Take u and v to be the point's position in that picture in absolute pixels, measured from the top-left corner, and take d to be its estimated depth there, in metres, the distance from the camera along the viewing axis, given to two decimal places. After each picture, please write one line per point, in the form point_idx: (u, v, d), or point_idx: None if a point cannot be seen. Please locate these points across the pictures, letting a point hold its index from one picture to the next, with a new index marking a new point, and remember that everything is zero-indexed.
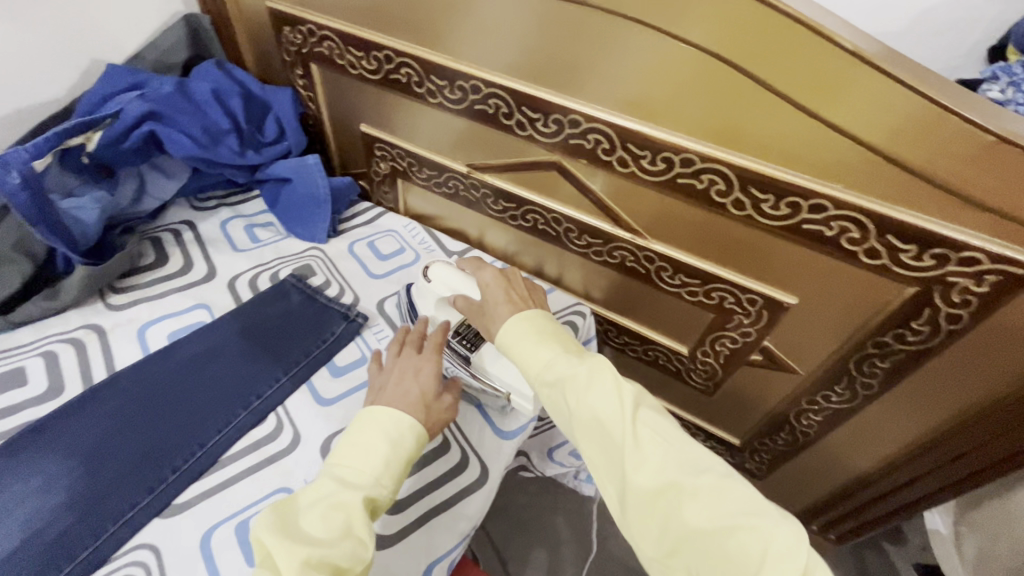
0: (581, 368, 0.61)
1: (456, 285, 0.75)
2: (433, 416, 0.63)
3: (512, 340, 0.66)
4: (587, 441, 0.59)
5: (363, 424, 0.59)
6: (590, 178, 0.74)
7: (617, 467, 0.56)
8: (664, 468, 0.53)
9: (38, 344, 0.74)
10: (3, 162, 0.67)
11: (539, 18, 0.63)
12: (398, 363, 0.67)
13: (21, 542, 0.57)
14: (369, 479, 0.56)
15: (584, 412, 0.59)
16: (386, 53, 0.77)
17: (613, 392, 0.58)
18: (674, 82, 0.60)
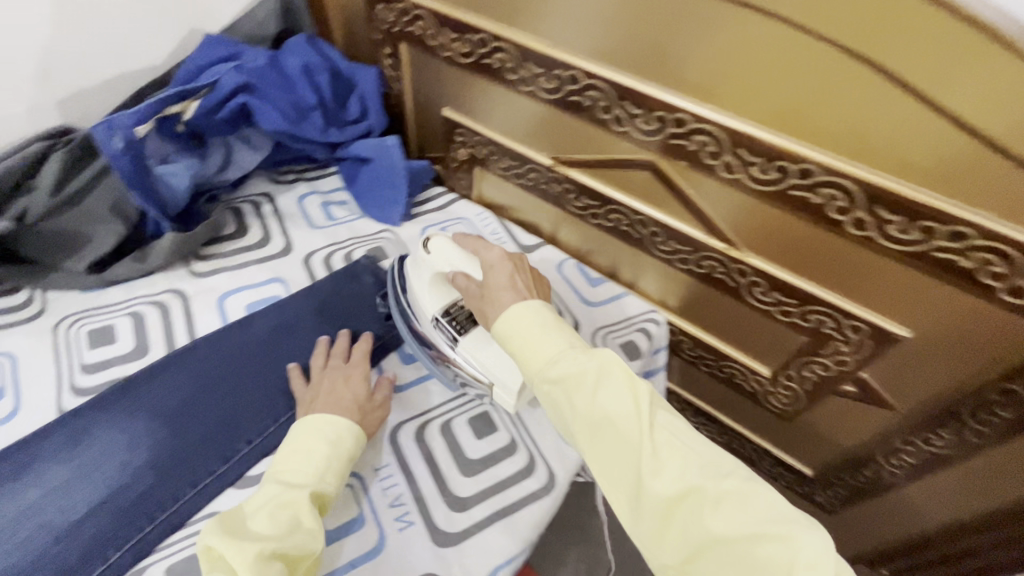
0: (590, 364, 0.53)
1: (455, 262, 0.69)
2: (370, 417, 0.65)
3: (511, 330, 0.58)
4: (596, 446, 0.52)
5: (299, 433, 0.60)
6: (688, 183, 0.69)
7: (631, 473, 0.49)
8: (684, 472, 0.47)
9: (126, 304, 0.77)
10: (109, 125, 0.70)
11: (653, 7, 0.60)
12: (324, 377, 0.68)
13: (106, 497, 0.59)
14: (312, 477, 0.56)
15: (594, 414, 0.51)
16: (481, 36, 0.74)
17: (628, 391, 0.51)
18: (800, 82, 0.55)
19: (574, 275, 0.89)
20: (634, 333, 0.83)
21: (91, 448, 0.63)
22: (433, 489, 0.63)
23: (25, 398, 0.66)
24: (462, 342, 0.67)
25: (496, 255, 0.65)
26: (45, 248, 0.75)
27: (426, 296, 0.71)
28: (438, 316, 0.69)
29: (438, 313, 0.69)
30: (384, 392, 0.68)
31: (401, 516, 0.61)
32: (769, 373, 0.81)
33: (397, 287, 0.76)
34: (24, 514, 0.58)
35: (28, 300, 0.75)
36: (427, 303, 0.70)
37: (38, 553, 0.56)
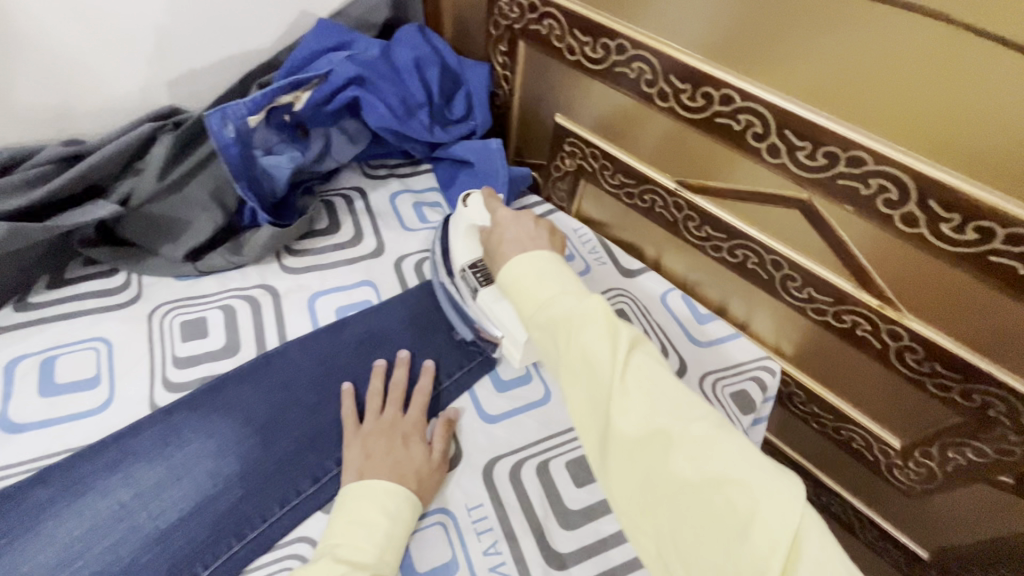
0: (572, 302, 0.48)
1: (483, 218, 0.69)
2: (428, 480, 0.59)
3: (508, 270, 0.54)
4: (570, 385, 0.47)
5: (354, 501, 0.55)
6: (848, 228, 0.60)
7: (600, 412, 0.45)
8: (653, 413, 0.42)
9: (218, 297, 0.74)
10: (223, 113, 0.69)
11: (844, 22, 0.51)
12: (377, 425, 0.62)
13: (195, 506, 0.57)
14: (372, 555, 0.51)
15: (570, 352, 0.47)
16: (620, 42, 0.68)
17: (606, 331, 0.46)
18: (1000, 124, 0.47)
19: (679, 307, 0.81)
20: (747, 382, 0.75)
21: (182, 450, 0.60)
22: (530, 540, 0.58)
23: (118, 389, 0.64)
24: (480, 293, 0.67)
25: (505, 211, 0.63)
26: (144, 232, 0.73)
27: (456, 247, 0.72)
28: (465, 267, 0.71)
29: (466, 263, 0.70)
30: (442, 446, 0.62)
31: (495, 566, 0.56)
32: (900, 446, 0.72)
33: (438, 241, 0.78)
34: (114, 515, 0.56)
35: (125, 283, 0.73)
36: (458, 252, 0.72)
37: (127, 559, 0.53)
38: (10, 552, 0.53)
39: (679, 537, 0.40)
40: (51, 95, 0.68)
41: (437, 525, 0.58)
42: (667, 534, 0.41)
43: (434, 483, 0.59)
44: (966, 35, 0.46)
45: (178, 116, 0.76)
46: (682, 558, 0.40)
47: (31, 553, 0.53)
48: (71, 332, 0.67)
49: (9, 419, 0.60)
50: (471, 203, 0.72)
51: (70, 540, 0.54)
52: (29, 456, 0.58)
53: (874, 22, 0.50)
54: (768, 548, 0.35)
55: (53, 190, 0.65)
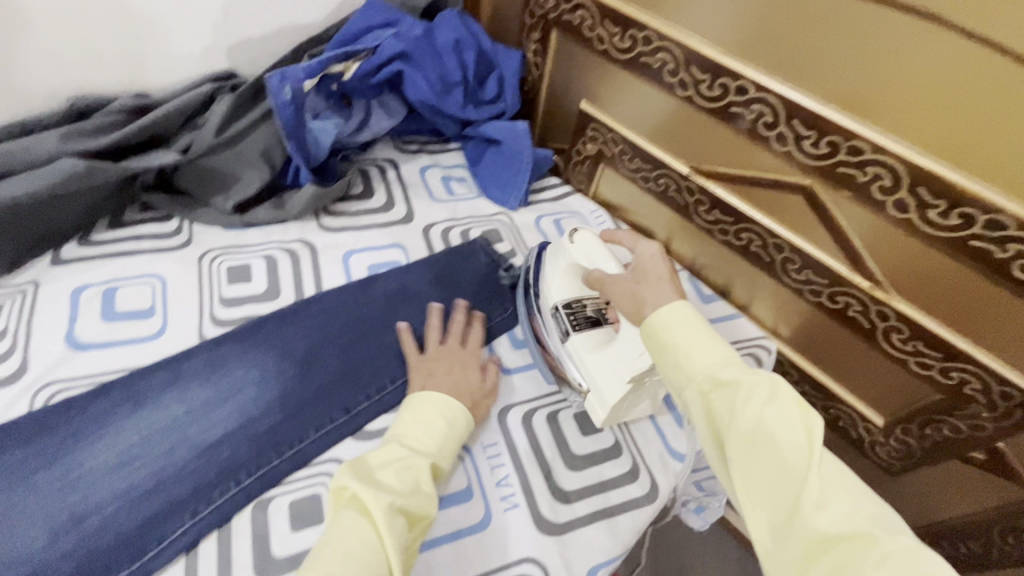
0: (758, 379, 0.50)
1: (595, 257, 0.69)
2: (481, 403, 0.66)
3: (673, 330, 0.55)
4: (746, 461, 0.48)
5: (421, 405, 0.62)
6: (845, 214, 0.66)
7: (786, 497, 0.45)
8: (851, 514, 0.43)
9: (262, 247, 0.80)
10: (282, 76, 0.76)
11: (851, 24, 0.57)
12: (439, 352, 0.70)
13: (240, 425, 0.63)
14: (432, 447, 0.59)
15: (755, 428, 0.48)
16: (646, 34, 0.74)
17: (798, 419, 0.47)
18: (981, 119, 0.53)
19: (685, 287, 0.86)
20: (745, 356, 0.80)
21: (229, 377, 0.66)
22: (538, 477, 0.64)
23: (171, 320, 0.70)
24: (572, 339, 0.68)
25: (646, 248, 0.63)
26: (199, 183, 0.80)
27: (551, 284, 0.72)
28: (559, 306, 0.71)
29: (560, 303, 0.71)
30: (492, 378, 0.69)
31: (506, 496, 0.62)
32: (883, 424, 0.77)
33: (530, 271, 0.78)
34: (168, 426, 0.61)
35: (178, 228, 0.79)
36: (553, 291, 0.72)
37: (180, 465, 0.59)
38: (73, 453, 0.58)
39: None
40: (125, 52, 0.75)
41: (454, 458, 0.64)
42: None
43: (485, 407, 0.67)
44: (959, 39, 0.52)
45: (235, 80, 0.83)
46: None
47: (92, 454, 0.58)
48: (128, 268, 0.73)
49: (74, 338, 0.66)
50: (578, 241, 0.71)
51: (128, 446, 0.59)
52: (92, 372, 0.64)
53: (877, 25, 0.56)
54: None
55: (125, 136, 0.72)
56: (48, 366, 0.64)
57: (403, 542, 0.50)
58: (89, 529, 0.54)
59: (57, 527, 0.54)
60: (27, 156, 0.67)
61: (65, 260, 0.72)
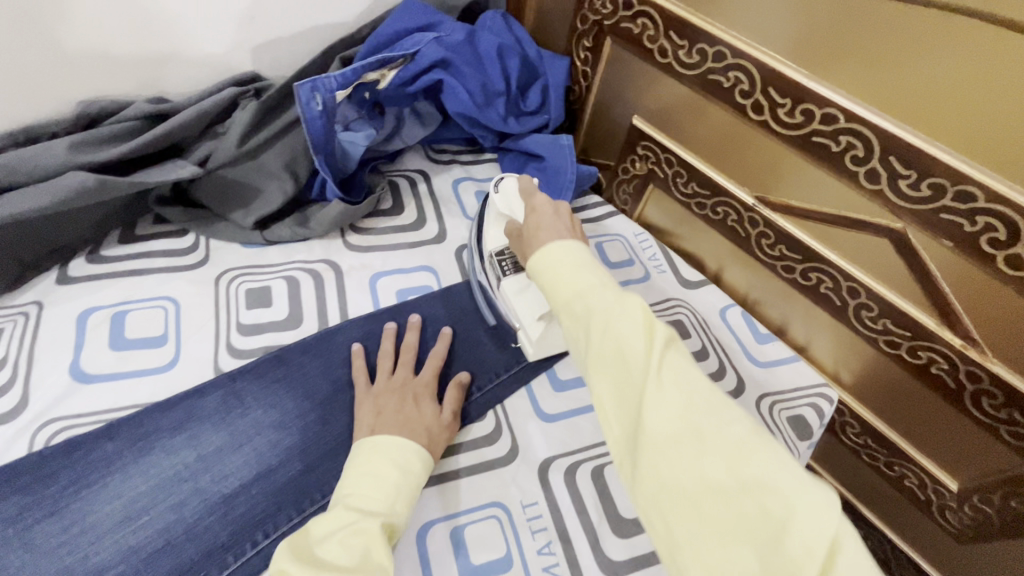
0: (608, 292, 0.45)
1: (514, 207, 0.69)
2: (438, 438, 0.60)
3: (542, 257, 0.50)
4: (597, 380, 0.43)
5: (370, 454, 0.55)
6: (941, 264, 0.59)
7: (630, 409, 0.41)
8: (689, 414, 0.39)
9: (283, 268, 0.74)
10: (314, 85, 0.69)
11: (981, 51, 0.49)
12: (387, 385, 0.63)
13: (257, 474, 0.57)
14: (384, 504, 0.51)
15: (603, 341, 0.42)
16: (718, 49, 0.66)
17: (642, 322, 0.43)
18: None
19: (739, 325, 0.79)
20: (804, 408, 0.73)
21: (246, 418, 0.61)
22: (584, 544, 0.58)
23: (185, 350, 0.64)
24: (505, 283, 0.68)
25: (541, 199, 0.59)
26: (218, 196, 0.74)
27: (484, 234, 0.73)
28: (492, 252, 0.71)
29: (492, 249, 0.71)
30: (451, 407, 0.63)
31: (549, 567, 0.56)
32: (957, 489, 0.70)
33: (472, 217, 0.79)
34: (179, 475, 0.56)
35: (194, 245, 0.73)
36: (488, 238, 0.72)
37: (191, 521, 0.53)
38: (76, 504, 0.53)
39: (702, 546, 0.36)
40: (142, 51, 0.68)
41: (491, 519, 0.58)
42: (686, 542, 0.37)
43: (444, 441, 0.60)
44: None
45: (259, 83, 0.76)
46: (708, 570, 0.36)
47: (97, 505, 0.53)
48: (141, 288, 0.67)
49: (80, 370, 0.60)
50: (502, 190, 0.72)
51: (135, 496, 0.54)
52: (97, 408, 0.59)
53: (1012, 56, 0.47)
54: (804, 555, 0.33)
55: (138, 147, 0.65)
56: (51, 399, 0.58)
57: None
58: None
59: None
60: (31, 169, 0.61)
61: (72, 279, 0.67)
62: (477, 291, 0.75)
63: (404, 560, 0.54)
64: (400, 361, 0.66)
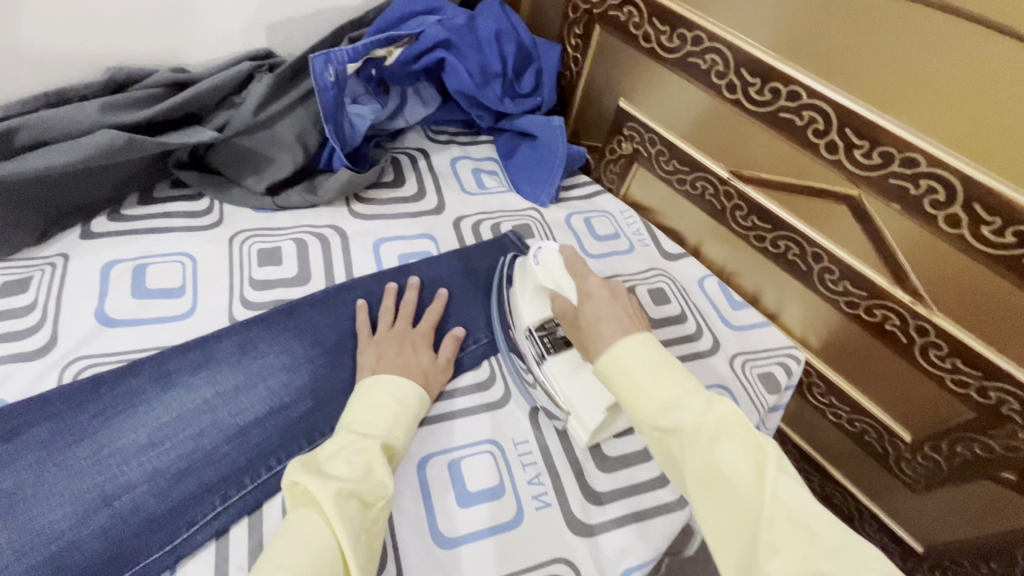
0: (704, 412, 0.47)
1: (560, 281, 0.66)
2: (434, 378, 0.66)
3: (624, 366, 0.52)
4: (708, 506, 0.45)
5: (369, 389, 0.60)
6: (891, 226, 0.66)
7: (743, 543, 0.43)
8: (806, 555, 0.40)
9: (293, 230, 0.79)
10: (328, 57, 0.76)
11: (921, 32, 0.57)
12: (387, 334, 0.68)
13: (271, 410, 0.62)
14: (383, 428, 0.56)
15: (708, 469, 0.45)
16: (697, 34, 0.73)
17: (745, 448, 0.45)
18: None
19: (715, 293, 0.86)
20: (774, 365, 0.79)
21: (260, 361, 0.66)
22: (570, 476, 0.64)
23: (201, 300, 0.69)
24: (549, 363, 0.65)
25: (596, 283, 0.62)
26: (233, 163, 0.79)
27: (522, 304, 0.70)
28: (532, 329, 0.68)
29: (533, 325, 0.68)
30: (446, 354, 0.69)
31: (538, 494, 0.61)
32: (911, 440, 0.77)
33: (501, 283, 0.77)
34: (199, 408, 0.61)
35: (209, 208, 0.78)
36: (525, 311, 0.70)
37: (211, 447, 0.58)
38: (103, 430, 0.57)
39: None
40: (166, 25, 0.73)
41: (486, 452, 0.63)
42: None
43: (439, 382, 0.66)
44: None
45: (274, 60, 0.82)
46: None
47: (124, 432, 0.57)
48: (159, 244, 0.72)
49: (104, 314, 0.65)
50: (544, 263, 0.68)
51: (159, 425, 0.59)
52: (121, 349, 0.63)
53: (941, 37, 0.55)
54: None
55: (162, 111, 0.70)
56: (78, 340, 0.62)
57: (359, 528, 0.47)
58: (120, 510, 0.53)
59: (88, 505, 0.53)
60: (64, 127, 0.66)
61: (96, 234, 0.71)
62: (461, 266, 0.80)
63: (405, 485, 0.59)
64: (401, 316, 0.71)
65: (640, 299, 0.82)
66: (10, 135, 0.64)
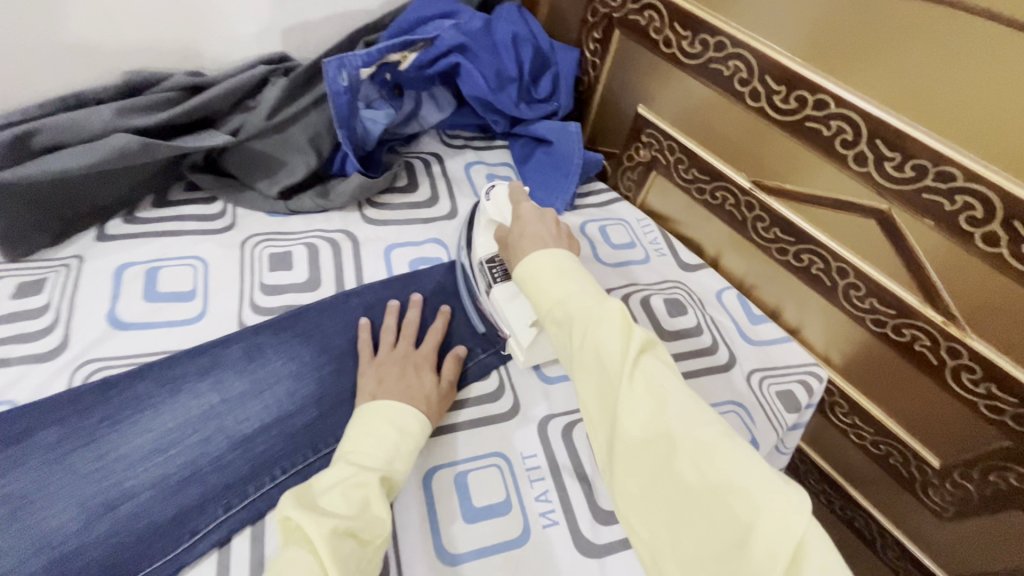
0: (591, 300, 0.49)
1: (502, 210, 0.69)
2: (436, 405, 0.63)
3: (527, 268, 0.55)
4: (582, 382, 0.48)
5: (368, 415, 0.58)
6: (923, 242, 0.62)
7: (608, 412, 0.46)
8: (657, 416, 0.43)
9: (304, 235, 0.78)
10: (342, 62, 0.75)
11: (962, 38, 0.53)
12: (389, 356, 0.66)
13: (276, 418, 0.62)
14: (382, 461, 0.55)
15: (586, 351, 0.47)
16: (719, 39, 0.71)
17: (620, 331, 0.47)
18: None
19: (734, 307, 0.83)
20: (794, 383, 0.76)
21: (267, 367, 0.65)
22: (580, 494, 0.62)
23: (211, 305, 0.69)
24: (494, 290, 0.69)
25: (528, 207, 0.64)
26: (246, 167, 0.79)
27: (476, 241, 0.73)
28: (483, 261, 0.72)
29: (483, 258, 0.72)
30: (449, 377, 0.66)
31: (545, 512, 0.60)
32: (940, 466, 0.73)
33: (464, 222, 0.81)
34: (204, 414, 0.60)
35: (221, 212, 0.78)
36: (477, 245, 0.73)
37: (215, 455, 0.58)
38: (109, 435, 0.57)
39: (677, 538, 0.41)
40: (182, 29, 0.74)
41: (493, 466, 0.62)
42: (664, 542, 0.42)
43: (442, 409, 0.63)
44: None
45: (289, 63, 0.81)
46: (680, 557, 0.41)
47: (129, 437, 0.57)
48: (172, 247, 0.72)
49: (116, 317, 0.65)
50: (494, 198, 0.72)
51: (164, 431, 0.58)
52: (130, 352, 0.63)
53: (981, 45, 0.52)
54: (769, 561, 0.36)
55: (176, 114, 0.71)
56: (89, 342, 0.62)
57: (352, 568, 0.46)
58: (122, 517, 0.53)
59: (91, 511, 0.52)
60: (79, 131, 0.67)
61: (110, 236, 0.72)
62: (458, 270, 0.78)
63: (411, 499, 0.58)
64: (403, 336, 0.69)
65: (654, 311, 0.79)
66: (27, 138, 0.65)
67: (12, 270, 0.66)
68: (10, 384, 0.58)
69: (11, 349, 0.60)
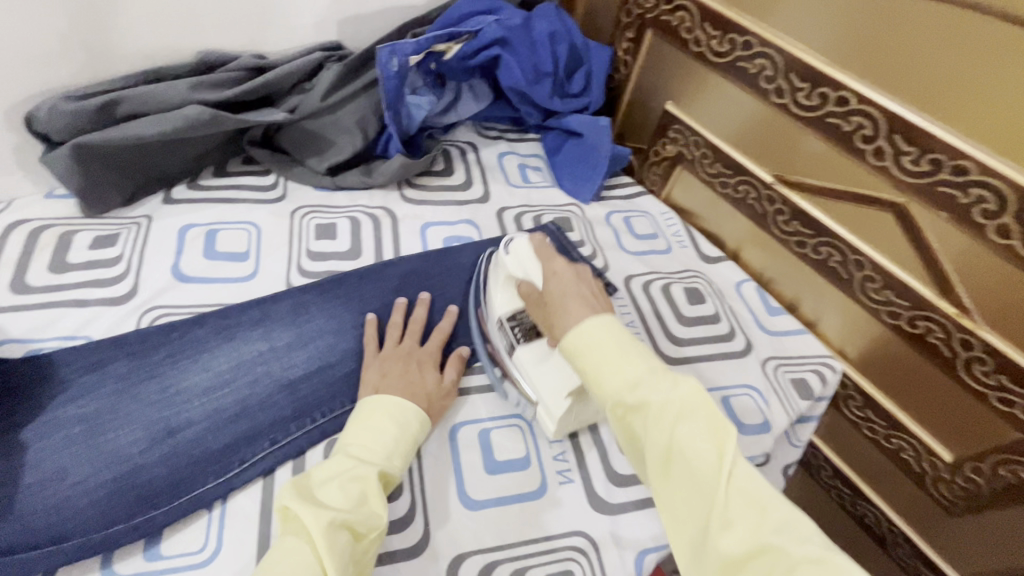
0: (667, 389, 0.47)
1: (527, 268, 0.66)
2: (437, 404, 0.63)
3: (584, 341, 0.52)
4: (663, 483, 0.45)
5: (371, 411, 0.58)
6: (938, 234, 0.65)
7: (697, 520, 0.43)
8: (755, 528, 0.40)
9: (348, 209, 0.84)
10: (394, 48, 0.82)
11: (977, 39, 0.57)
12: (394, 352, 0.67)
13: (318, 368, 0.67)
14: (383, 455, 0.55)
15: (668, 448, 0.45)
16: (748, 39, 0.75)
17: (706, 429, 0.44)
18: None
19: (752, 298, 0.86)
20: (808, 372, 0.79)
21: (312, 323, 0.71)
22: (595, 455, 0.65)
23: (262, 266, 0.75)
24: (519, 352, 0.65)
25: (562, 265, 0.62)
26: (299, 144, 0.85)
27: (495, 296, 0.70)
28: (504, 319, 0.68)
29: (504, 316, 0.68)
30: (452, 377, 0.67)
31: (562, 470, 0.64)
32: (951, 460, 0.74)
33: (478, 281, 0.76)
34: (254, 359, 0.66)
35: (274, 184, 0.85)
36: (497, 303, 0.69)
37: (263, 396, 0.64)
38: (171, 371, 0.63)
39: None
40: (250, 16, 0.81)
41: (514, 426, 0.66)
42: None
43: (442, 408, 0.64)
44: None
45: (342, 52, 0.88)
46: None
47: (190, 374, 0.63)
48: (229, 212, 0.79)
49: (179, 270, 0.72)
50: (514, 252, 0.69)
51: (219, 371, 0.64)
52: (191, 302, 0.69)
53: (996, 45, 0.56)
54: None
55: (245, 91, 0.78)
56: (156, 290, 0.69)
57: (349, 560, 0.47)
58: (181, 441, 0.59)
59: (155, 434, 0.59)
60: (157, 102, 0.74)
61: (176, 200, 0.79)
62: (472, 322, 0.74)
63: (436, 448, 0.63)
64: (408, 333, 0.69)
65: (674, 297, 0.83)
66: (112, 106, 0.72)
67: (90, 225, 0.74)
68: (85, 323, 0.65)
69: (87, 293, 0.67)
